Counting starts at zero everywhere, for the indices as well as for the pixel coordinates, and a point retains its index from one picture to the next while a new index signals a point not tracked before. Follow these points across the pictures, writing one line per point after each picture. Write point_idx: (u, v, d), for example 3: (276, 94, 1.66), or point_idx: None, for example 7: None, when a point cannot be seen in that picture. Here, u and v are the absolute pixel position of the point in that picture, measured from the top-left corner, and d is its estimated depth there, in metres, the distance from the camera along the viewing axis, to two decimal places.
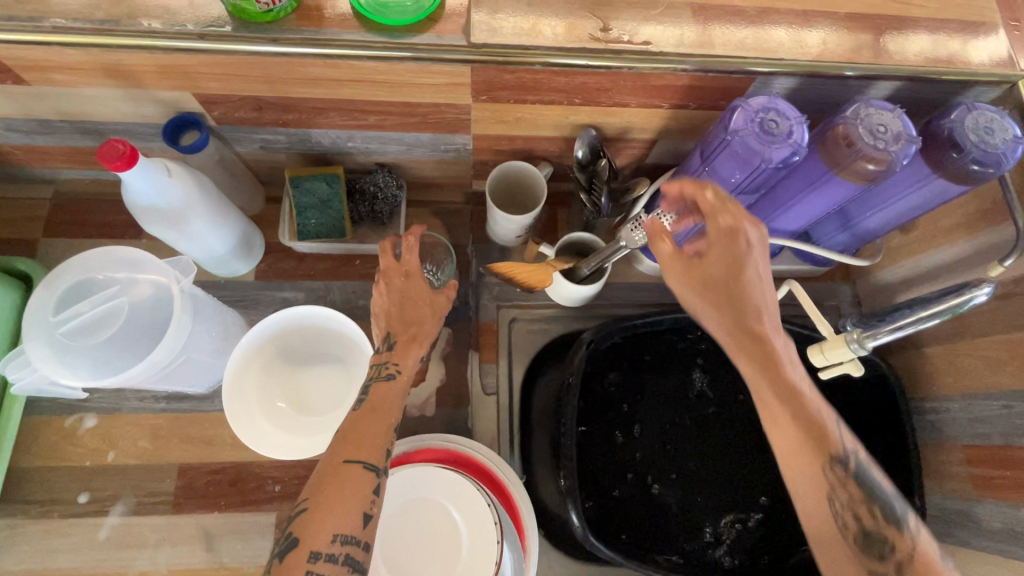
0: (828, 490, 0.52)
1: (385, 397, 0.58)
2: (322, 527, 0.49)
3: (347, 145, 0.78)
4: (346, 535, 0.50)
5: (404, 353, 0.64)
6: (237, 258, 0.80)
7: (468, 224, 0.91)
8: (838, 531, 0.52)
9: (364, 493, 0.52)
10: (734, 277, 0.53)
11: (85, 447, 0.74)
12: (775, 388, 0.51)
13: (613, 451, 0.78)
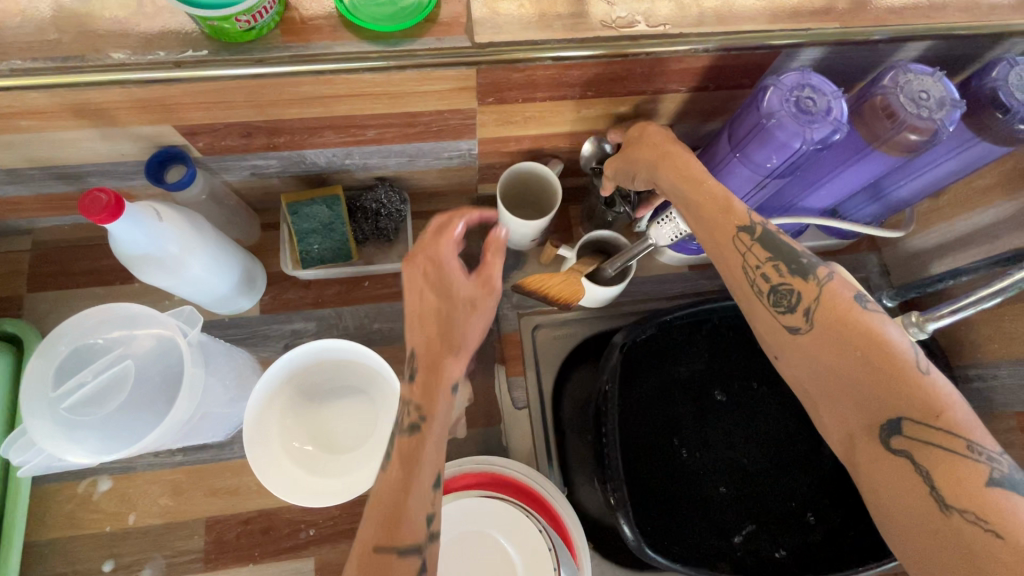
0: (840, 355, 0.45)
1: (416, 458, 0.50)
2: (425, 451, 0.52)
3: (344, 163, 0.72)
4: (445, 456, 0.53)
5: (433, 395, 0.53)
6: (240, 295, 0.75)
7: (477, 232, 0.87)
8: (844, 384, 0.45)
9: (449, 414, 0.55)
10: (691, 179, 0.55)
11: (102, 512, 0.70)
12: (736, 275, 0.52)
13: (656, 451, 0.75)
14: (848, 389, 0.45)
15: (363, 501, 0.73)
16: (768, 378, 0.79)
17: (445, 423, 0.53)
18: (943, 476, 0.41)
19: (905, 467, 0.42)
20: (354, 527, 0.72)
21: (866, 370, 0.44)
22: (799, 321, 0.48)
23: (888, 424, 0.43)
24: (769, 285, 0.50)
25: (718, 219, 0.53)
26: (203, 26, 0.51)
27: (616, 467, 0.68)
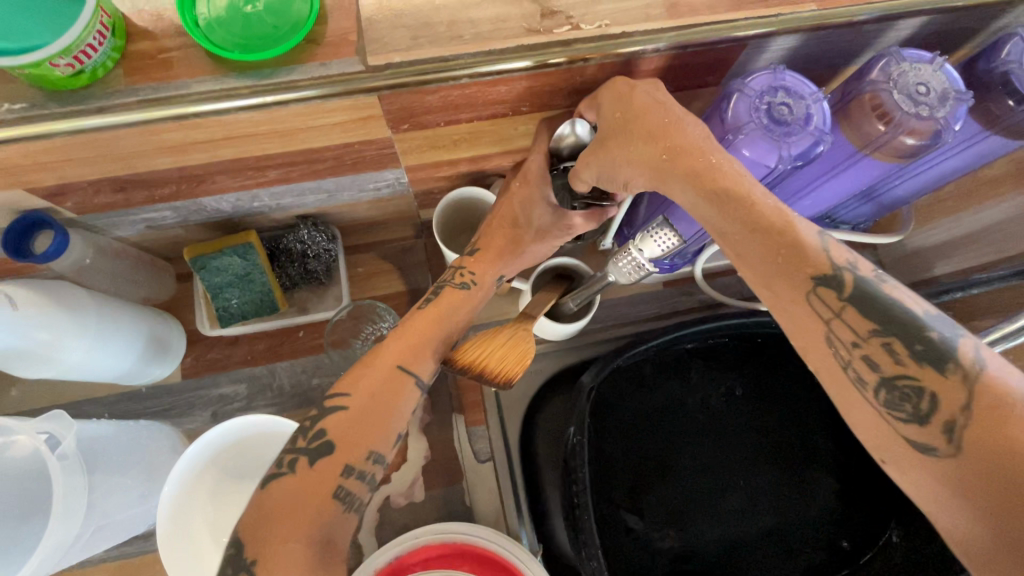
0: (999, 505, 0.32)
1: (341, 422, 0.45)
2: (358, 442, 0.45)
3: (253, 206, 0.62)
4: (378, 455, 0.46)
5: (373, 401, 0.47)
6: (152, 365, 0.66)
7: (423, 263, 0.77)
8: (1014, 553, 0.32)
9: (407, 392, 0.49)
10: (735, 201, 0.42)
11: None
12: (816, 344, 0.41)
13: (626, 495, 0.67)
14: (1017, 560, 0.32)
15: None
16: (743, 399, 0.72)
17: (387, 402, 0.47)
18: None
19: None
20: None
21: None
22: (935, 438, 0.35)
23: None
24: (880, 374, 0.38)
25: (785, 263, 0.41)
26: (19, 74, 0.40)
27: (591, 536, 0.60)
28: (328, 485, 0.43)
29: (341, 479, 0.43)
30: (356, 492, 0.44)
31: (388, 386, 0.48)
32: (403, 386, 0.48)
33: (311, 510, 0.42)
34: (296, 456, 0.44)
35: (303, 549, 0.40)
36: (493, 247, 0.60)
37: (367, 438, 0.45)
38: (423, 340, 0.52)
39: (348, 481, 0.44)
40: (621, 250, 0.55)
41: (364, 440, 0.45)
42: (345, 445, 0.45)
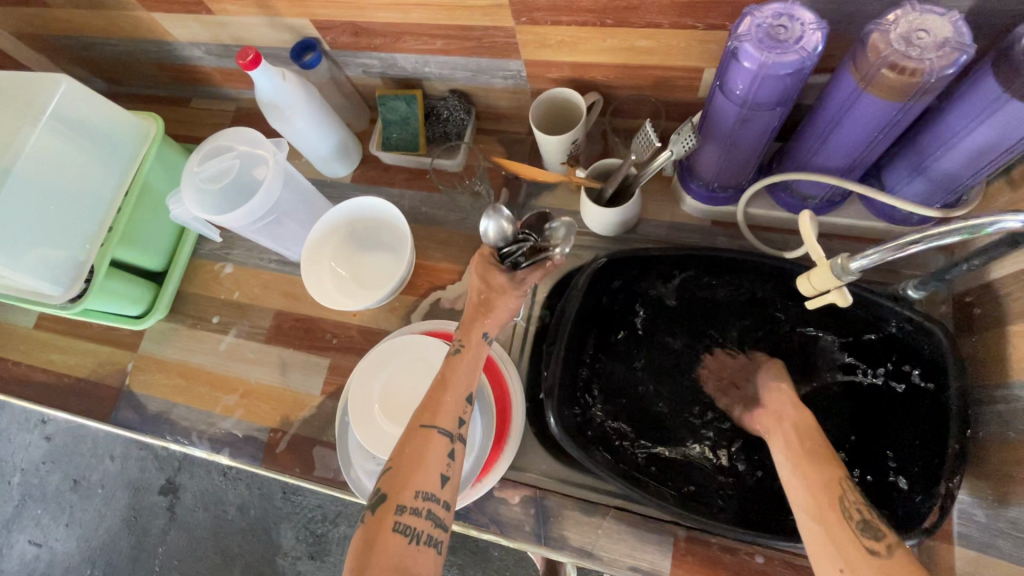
0: (827, 487, 0.58)
1: (420, 453, 0.60)
2: (407, 486, 0.58)
3: (425, 70, 0.92)
4: (427, 494, 0.59)
5: (430, 454, 0.60)
6: (337, 161, 1.01)
7: (526, 153, 1.00)
8: (818, 463, 0.60)
9: (441, 455, 0.61)
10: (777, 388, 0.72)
11: (223, 285, 1.03)
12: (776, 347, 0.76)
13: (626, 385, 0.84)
14: (817, 480, 0.59)
15: (374, 331, 0.94)
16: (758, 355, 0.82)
17: (440, 443, 0.61)
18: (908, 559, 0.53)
19: (851, 526, 0.55)
20: (362, 348, 0.94)
21: (851, 493, 0.58)
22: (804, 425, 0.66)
23: (861, 525, 0.56)
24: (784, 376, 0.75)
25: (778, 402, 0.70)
26: None
27: (557, 362, 0.78)
28: (388, 524, 0.57)
29: (399, 516, 0.57)
30: (418, 527, 0.57)
31: (427, 446, 0.61)
32: (433, 444, 0.61)
33: (388, 540, 0.56)
34: (411, 535, 0.56)
35: (425, 473, 0.59)
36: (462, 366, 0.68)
37: (420, 481, 0.59)
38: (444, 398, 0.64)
39: (404, 517, 0.57)
40: (641, 131, 0.74)
41: (411, 483, 0.59)
42: (398, 490, 0.58)
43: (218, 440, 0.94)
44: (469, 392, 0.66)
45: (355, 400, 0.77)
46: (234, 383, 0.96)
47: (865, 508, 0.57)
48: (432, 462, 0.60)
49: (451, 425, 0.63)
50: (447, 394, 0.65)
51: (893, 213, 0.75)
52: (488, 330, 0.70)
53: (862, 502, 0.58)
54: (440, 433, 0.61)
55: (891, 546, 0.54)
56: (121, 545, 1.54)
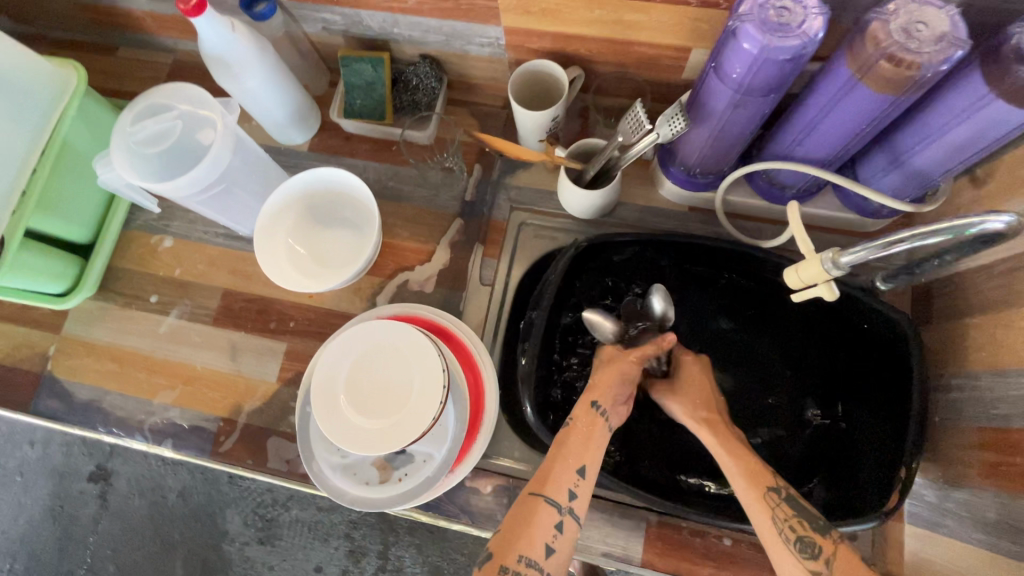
0: (757, 495, 0.64)
1: (515, 527, 0.63)
2: (512, 548, 0.61)
3: (393, 31, 0.84)
4: (531, 561, 0.61)
5: (536, 524, 0.63)
6: (293, 126, 0.92)
7: (500, 128, 0.94)
8: (752, 474, 0.65)
9: (548, 526, 0.63)
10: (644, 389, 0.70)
11: (161, 261, 0.93)
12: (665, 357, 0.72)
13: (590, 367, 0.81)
14: (750, 479, 0.65)
15: (336, 314, 0.88)
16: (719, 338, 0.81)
17: (551, 515, 0.63)
18: (842, 568, 0.59)
19: (790, 548, 0.61)
20: (323, 331, 0.87)
21: (780, 509, 0.63)
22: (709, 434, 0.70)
23: (797, 544, 0.61)
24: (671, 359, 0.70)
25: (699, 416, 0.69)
26: None
27: (534, 346, 0.74)
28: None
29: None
30: None
31: (532, 513, 0.63)
32: (541, 515, 0.63)
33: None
34: None
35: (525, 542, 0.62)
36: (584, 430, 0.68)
37: (522, 545, 0.61)
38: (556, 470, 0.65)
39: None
40: (629, 110, 0.71)
41: (515, 546, 0.61)
42: (502, 552, 0.61)
43: (159, 431, 0.85)
44: (581, 466, 0.65)
45: (316, 390, 0.72)
46: (176, 368, 0.88)
47: (799, 525, 0.62)
48: (542, 527, 0.63)
49: (562, 497, 0.63)
50: (562, 462, 0.66)
51: (864, 205, 0.76)
52: (597, 400, 0.69)
53: (794, 515, 0.63)
54: (547, 503, 0.63)
55: (828, 558, 0.60)
56: (45, 540, 1.41)
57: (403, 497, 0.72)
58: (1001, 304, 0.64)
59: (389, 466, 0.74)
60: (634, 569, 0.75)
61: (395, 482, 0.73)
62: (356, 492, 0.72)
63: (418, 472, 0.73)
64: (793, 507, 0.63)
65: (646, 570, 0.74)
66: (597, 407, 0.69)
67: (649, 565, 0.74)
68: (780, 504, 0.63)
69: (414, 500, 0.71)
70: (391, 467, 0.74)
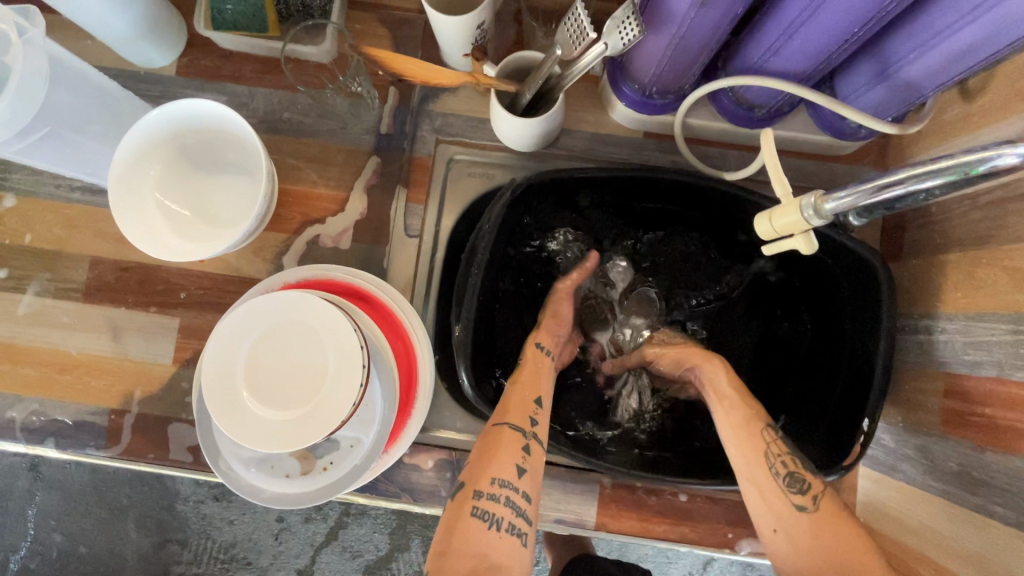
0: (753, 443, 0.57)
1: (485, 448, 0.56)
2: (485, 472, 0.54)
3: None
4: (507, 480, 0.53)
5: (499, 452, 0.55)
6: (148, 43, 0.71)
7: (418, 39, 0.77)
8: (746, 413, 0.60)
9: (517, 448, 0.55)
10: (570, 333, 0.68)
11: (5, 225, 0.74)
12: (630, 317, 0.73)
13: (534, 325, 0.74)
14: (742, 422, 0.59)
15: (236, 280, 0.74)
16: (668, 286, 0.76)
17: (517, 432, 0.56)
18: (829, 507, 0.54)
19: (778, 481, 0.55)
20: (222, 302, 0.74)
21: (775, 446, 0.58)
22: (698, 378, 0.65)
23: (786, 479, 0.56)
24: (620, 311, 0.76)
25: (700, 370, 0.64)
26: None
27: (469, 313, 0.63)
28: (468, 507, 0.52)
29: (477, 501, 0.52)
30: (498, 514, 0.52)
31: (500, 442, 0.55)
32: (506, 442, 0.55)
33: (468, 525, 0.50)
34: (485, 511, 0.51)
35: (501, 464, 0.54)
36: (532, 371, 0.63)
37: (495, 468, 0.54)
38: (520, 398, 0.59)
39: (483, 502, 0.52)
40: (569, 11, 0.55)
41: (489, 468, 0.54)
42: (476, 477, 0.54)
43: (39, 429, 0.73)
44: (537, 397, 0.60)
45: (207, 383, 0.60)
46: (46, 356, 0.73)
47: (788, 460, 0.57)
48: (511, 443, 0.55)
49: (524, 421, 0.57)
50: (517, 394, 0.60)
51: (841, 126, 0.66)
52: (542, 341, 0.66)
53: (786, 452, 0.58)
54: (512, 429, 0.56)
55: (816, 495, 0.55)
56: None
57: (328, 490, 0.64)
58: (982, 239, 0.57)
59: (311, 455, 0.65)
60: (588, 533, 0.71)
61: (319, 472, 0.65)
62: (276, 488, 0.64)
63: (345, 460, 0.65)
64: (786, 443, 0.58)
65: (600, 533, 0.71)
66: (544, 349, 0.65)
67: (602, 528, 0.71)
68: (775, 440, 0.58)
69: (341, 492, 0.63)
70: (314, 457, 0.65)
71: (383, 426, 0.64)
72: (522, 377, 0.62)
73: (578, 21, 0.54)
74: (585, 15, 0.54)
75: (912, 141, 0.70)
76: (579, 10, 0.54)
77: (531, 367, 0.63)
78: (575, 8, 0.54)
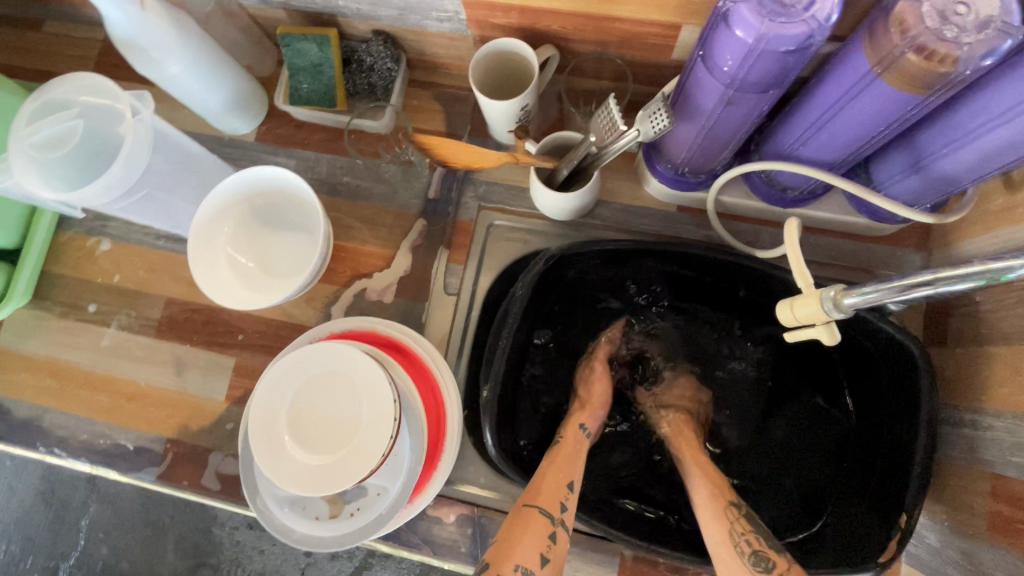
0: (716, 512, 0.59)
1: (516, 528, 0.57)
2: (509, 557, 0.55)
3: (337, 3, 0.71)
4: (530, 569, 0.54)
5: (521, 539, 0.56)
6: (235, 115, 0.82)
7: (468, 115, 0.84)
8: (714, 492, 0.61)
9: (542, 536, 0.56)
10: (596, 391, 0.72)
11: (99, 265, 0.85)
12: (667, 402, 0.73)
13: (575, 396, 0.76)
14: (711, 502, 0.60)
15: (288, 327, 0.80)
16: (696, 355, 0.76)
17: (546, 521, 0.57)
18: None
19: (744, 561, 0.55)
20: (274, 345, 0.80)
21: (740, 526, 0.58)
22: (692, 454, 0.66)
23: (752, 558, 0.55)
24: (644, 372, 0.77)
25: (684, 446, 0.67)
26: None
27: (497, 373, 0.66)
28: None
29: None
30: None
31: (526, 527, 0.57)
32: (532, 530, 0.56)
33: None
34: None
35: (527, 548, 0.55)
36: (570, 449, 0.64)
37: (520, 554, 0.55)
38: (558, 476, 0.61)
39: None
40: (603, 104, 0.60)
41: (513, 555, 0.55)
42: (500, 560, 0.55)
43: (104, 452, 0.80)
44: (570, 481, 0.61)
45: (254, 425, 0.65)
46: (118, 384, 0.81)
47: (753, 538, 0.57)
48: (539, 526, 0.57)
49: (555, 506, 0.58)
50: (551, 476, 0.61)
51: (878, 211, 0.66)
52: (586, 423, 0.68)
53: (750, 532, 0.57)
54: (540, 513, 0.58)
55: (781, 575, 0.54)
56: (34, 527, 1.10)
57: (353, 536, 0.66)
58: None
59: (340, 500, 0.68)
60: None
61: (346, 518, 0.67)
62: (304, 529, 0.67)
63: (370, 509, 0.67)
64: (750, 525, 0.58)
65: None
66: (586, 431, 0.67)
67: None
68: (739, 520, 0.58)
69: (365, 539, 0.65)
70: (343, 502, 0.68)
71: (409, 478, 0.67)
72: (554, 455, 0.64)
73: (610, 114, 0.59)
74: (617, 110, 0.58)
75: (957, 226, 0.68)
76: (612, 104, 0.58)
77: (569, 443, 0.65)
78: (609, 103, 0.59)
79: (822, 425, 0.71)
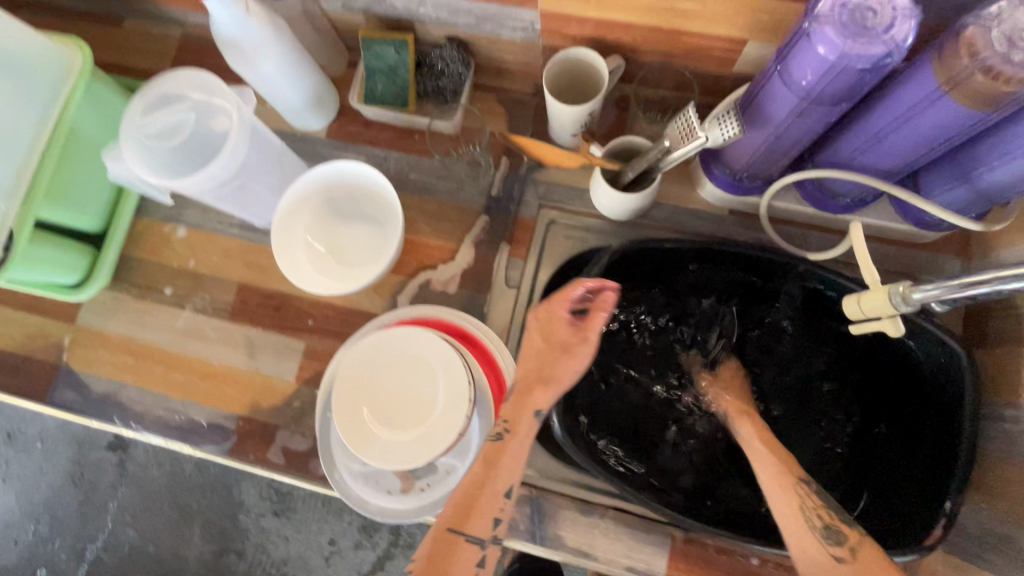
0: (786, 488, 0.63)
1: (440, 546, 0.61)
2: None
3: (418, 11, 0.76)
4: None
5: (453, 561, 0.61)
6: (311, 112, 0.87)
7: (530, 118, 0.88)
8: (782, 468, 0.65)
9: (472, 562, 0.61)
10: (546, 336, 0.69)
11: (175, 251, 0.89)
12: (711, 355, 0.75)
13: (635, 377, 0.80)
14: (779, 477, 0.64)
15: (356, 313, 0.85)
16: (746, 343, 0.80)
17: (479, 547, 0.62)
18: (866, 555, 0.58)
19: (815, 533, 0.60)
20: (342, 330, 0.85)
21: (810, 498, 0.62)
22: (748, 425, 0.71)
23: (822, 531, 0.60)
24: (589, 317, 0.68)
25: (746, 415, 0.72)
26: None
27: None
28: None
29: None
30: None
31: (455, 552, 0.61)
32: (463, 557, 0.61)
33: None
34: None
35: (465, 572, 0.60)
36: (514, 454, 0.64)
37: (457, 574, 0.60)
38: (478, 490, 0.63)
39: None
40: (680, 112, 0.64)
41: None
42: None
43: (177, 427, 0.84)
44: (508, 489, 0.63)
45: (337, 401, 0.69)
46: (192, 363, 0.86)
47: (824, 513, 0.61)
48: (468, 553, 0.61)
49: (485, 532, 0.62)
50: (481, 491, 0.63)
51: (925, 219, 0.70)
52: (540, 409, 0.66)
53: (821, 505, 0.62)
54: (467, 540, 0.61)
55: (852, 546, 0.58)
56: (67, 509, 1.13)
57: (425, 509, 0.70)
58: None
59: (412, 475, 0.72)
60: None
61: (418, 492, 0.72)
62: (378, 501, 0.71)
63: (440, 484, 0.71)
64: (821, 499, 0.63)
65: None
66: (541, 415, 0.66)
67: None
68: (809, 495, 0.63)
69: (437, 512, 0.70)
70: (414, 477, 0.72)
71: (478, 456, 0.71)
72: (488, 457, 0.64)
73: (686, 121, 0.63)
74: (694, 118, 0.62)
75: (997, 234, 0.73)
76: (689, 112, 0.62)
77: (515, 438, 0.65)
78: (687, 110, 0.63)
79: (861, 416, 0.76)
